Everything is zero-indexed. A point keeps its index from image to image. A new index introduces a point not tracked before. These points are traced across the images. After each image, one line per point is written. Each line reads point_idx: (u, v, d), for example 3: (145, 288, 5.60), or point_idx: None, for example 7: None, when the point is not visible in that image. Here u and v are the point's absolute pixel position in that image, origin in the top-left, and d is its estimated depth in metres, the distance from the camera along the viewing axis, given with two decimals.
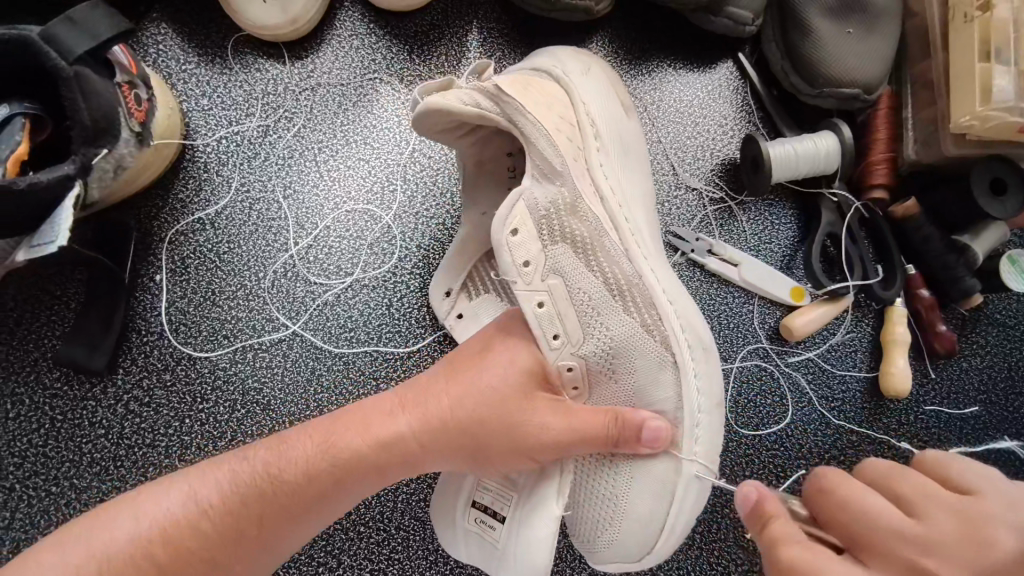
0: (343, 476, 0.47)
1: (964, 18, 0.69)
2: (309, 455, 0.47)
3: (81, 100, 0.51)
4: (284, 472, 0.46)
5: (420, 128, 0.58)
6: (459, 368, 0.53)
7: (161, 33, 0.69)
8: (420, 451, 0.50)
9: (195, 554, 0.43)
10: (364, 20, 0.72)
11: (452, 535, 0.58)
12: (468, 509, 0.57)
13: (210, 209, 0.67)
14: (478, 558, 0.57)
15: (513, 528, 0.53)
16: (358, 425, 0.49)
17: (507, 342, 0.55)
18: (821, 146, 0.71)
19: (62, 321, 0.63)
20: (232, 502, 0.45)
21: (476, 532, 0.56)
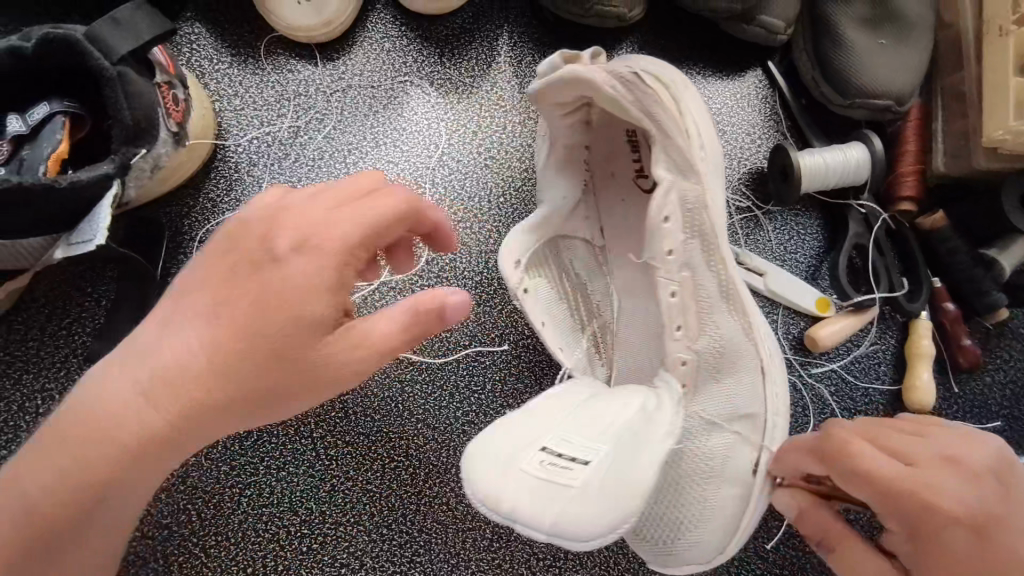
0: (220, 386, 0.44)
1: (999, 32, 0.68)
2: (166, 368, 0.44)
3: (123, 101, 0.52)
4: (166, 386, 0.44)
5: (544, 100, 0.59)
6: (284, 246, 0.45)
7: (194, 33, 0.69)
8: (297, 331, 0.44)
9: (102, 482, 0.44)
10: (396, 23, 0.73)
11: (496, 480, 0.44)
12: (528, 458, 0.46)
13: (240, 209, 0.68)
14: (526, 522, 0.44)
15: (585, 486, 0.45)
16: (160, 337, 0.45)
17: (315, 212, 0.47)
18: (851, 157, 0.71)
19: (93, 319, 0.64)
20: (125, 433, 0.44)
21: (535, 486, 0.44)
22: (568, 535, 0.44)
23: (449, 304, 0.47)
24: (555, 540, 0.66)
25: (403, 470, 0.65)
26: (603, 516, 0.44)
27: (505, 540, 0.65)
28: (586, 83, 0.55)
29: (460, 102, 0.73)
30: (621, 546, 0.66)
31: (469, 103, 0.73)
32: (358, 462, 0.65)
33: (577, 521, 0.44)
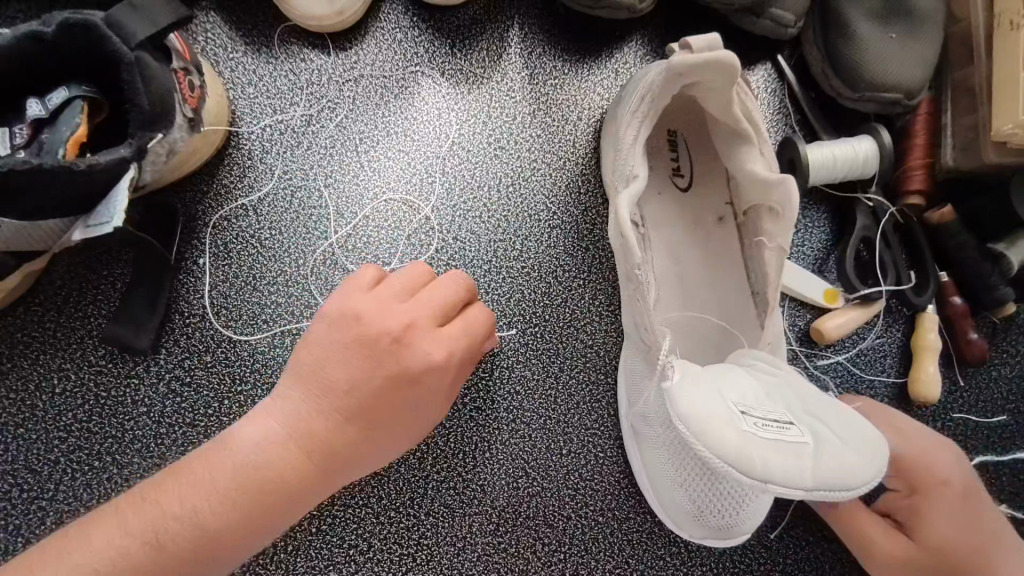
0: (358, 438, 0.51)
1: (1010, 25, 0.68)
2: (317, 425, 0.50)
3: (140, 84, 0.53)
4: (310, 439, 0.50)
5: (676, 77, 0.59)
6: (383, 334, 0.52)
7: (209, 21, 0.70)
8: (416, 408, 0.53)
9: (221, 532, 0.46)
10: (408, 14, 0.73)
11: (735, 439, 0.48)
12: (743, 422, 0.50)
13: (252, 196, 0.68)
14: (787, 479, 0.48)
15: (811, 437, 0.51)
16: (316, 400, 0.51)
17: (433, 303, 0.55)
18: (859, 150, 0.71)
19: (108, 301, 0.65)
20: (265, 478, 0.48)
21: (786, 448, 0.49)
22: (827, 488, 0.49)
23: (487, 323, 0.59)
24: (560, 525, 0.66)
25: (412, 455, 0.66)
26: (861, 469, 0.50)
27: (511, 524, 0.66)
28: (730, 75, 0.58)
29: (473, 93, 0.74)
30: (625, 531, 0.67)
31: (481, 93, 0.74)
32: None
33: (833, 472, 0.49)
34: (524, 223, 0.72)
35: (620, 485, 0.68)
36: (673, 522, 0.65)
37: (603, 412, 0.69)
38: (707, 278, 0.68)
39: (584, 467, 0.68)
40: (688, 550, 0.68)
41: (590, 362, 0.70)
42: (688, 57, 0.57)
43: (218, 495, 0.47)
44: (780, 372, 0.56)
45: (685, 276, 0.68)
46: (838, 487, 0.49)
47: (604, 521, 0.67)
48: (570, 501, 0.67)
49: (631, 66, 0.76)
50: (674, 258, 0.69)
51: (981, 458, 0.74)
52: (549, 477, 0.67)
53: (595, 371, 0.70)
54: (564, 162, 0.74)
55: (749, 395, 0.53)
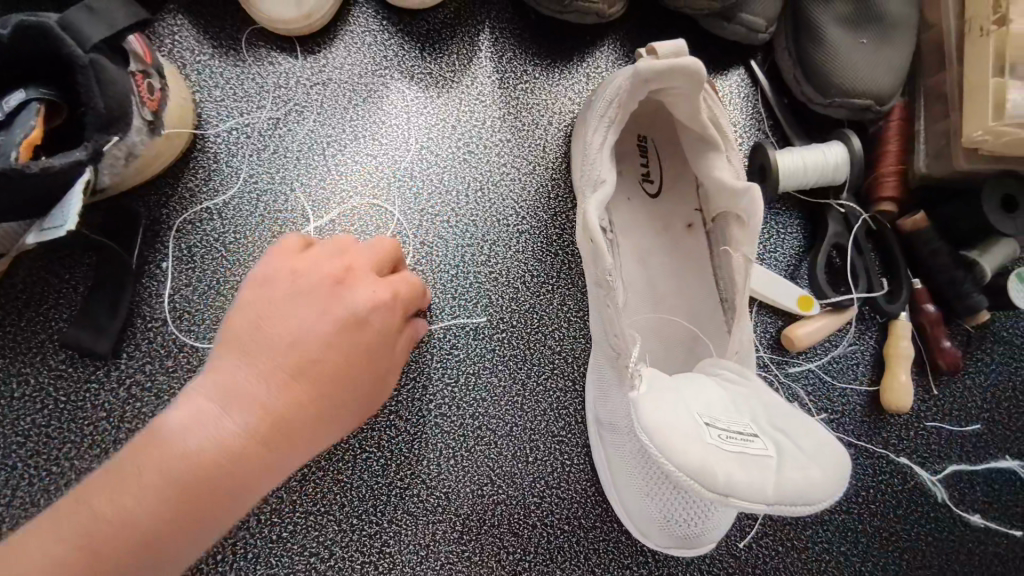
0: (299, 398, 0.47)
1: (980, 32, 0.68)
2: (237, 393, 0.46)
3: (95, 89, 0.52)
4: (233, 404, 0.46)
5: (642, 84, 0.58)
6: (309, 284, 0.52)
7: (177, 24, 0.70)
8: (368, 357, 0.51)
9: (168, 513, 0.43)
10: (377, 17, 0.73)
11: (699, 453, 0.47)
12: (706, 435, 0.49)
13: (218, 199, 0.68)
14: (750, 493, 0.46)
15: (773, 451, 0.49)
16: (229, 371, 0.47)
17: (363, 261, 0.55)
18: (829, 156, 0.71)
19: (69, 305, 0.65)
20: (194, 457, 0.44)
21: (748, 462, 0.48)
22: (791, 504, 0.47)
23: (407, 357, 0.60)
24: (526, 533, 0.66)
25: (375, 462, 0.65)
26: (830, 482, 0.47)
27: (475, 533, 0.65)
28: (697, 77, 0.57)
29: (442, 96, 0.73)
30: (591, 540, 0.67)
31: (450, 97, 0.73)
32: (329, 453, 0.65)
33: (797, 486, 0.47)
34: (493, 228, 0.71)
35: (586, 493, 0.67)
36: (640, 532, 0.64)
37: (570, 420, 0.68)
38: (675, 285, 0.68)
39: (550, 475, 0.67)
40: (654, 558, 0.67)
41: (558, 369, 0.69)
42: (655, 62, 0.57)
43: (149, 485, 0.43)
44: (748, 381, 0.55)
45: (654, 284, 0.68)
46: (802, 503, 0.46)
47: (571, 529, 0.66)
48: (535, 509, 0.66)
49: (602, 71, 0.76)
50: (644, 265, 0.68)
51: (953, 467, 0.73)
52: (515, 485, 0.66)
53: (562, 378, 0.69)
54: (534, 167, 0.73)
55: (712, 409, 0.52)
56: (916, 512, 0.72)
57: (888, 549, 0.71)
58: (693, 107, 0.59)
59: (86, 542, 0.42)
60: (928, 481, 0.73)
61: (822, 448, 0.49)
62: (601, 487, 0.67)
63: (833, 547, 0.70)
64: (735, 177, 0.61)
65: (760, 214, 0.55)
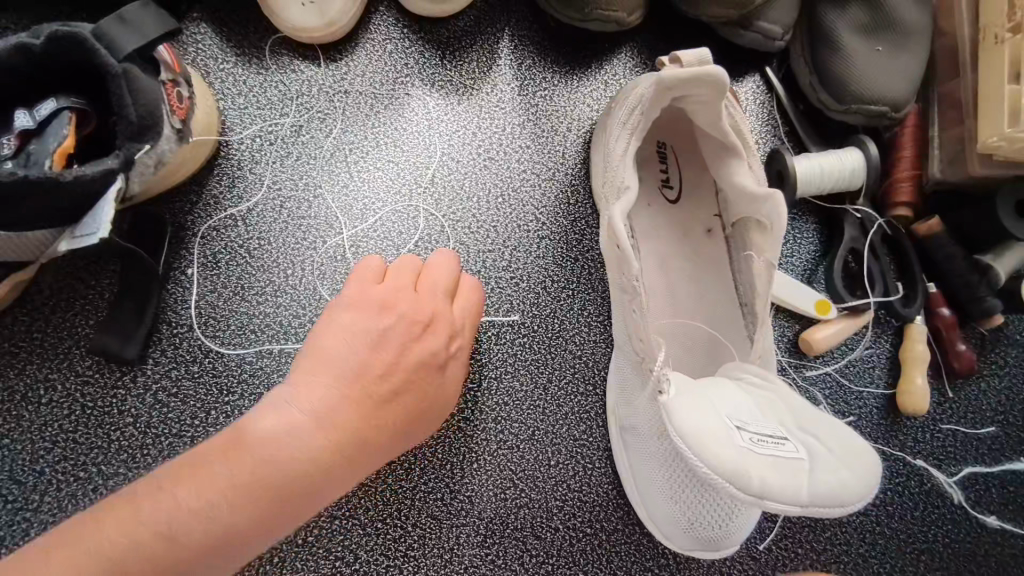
0: (369, 420, 0.49)
1: (995, 40, 0.69)
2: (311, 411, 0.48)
3: (128, 96, 0.53)
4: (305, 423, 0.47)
5: (666, 92, 0.59)
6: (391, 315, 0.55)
7: (201, 32, 0.70)
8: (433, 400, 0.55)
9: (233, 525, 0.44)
10: (398, 25, 0.74)
11: (732, 456, 0.48)
12: (738, 438, 0.49)
13: (242, 206, 0.69)
14: (784, 494, 0.47)
15: (803, 453, 0.50)
16: (305, 387, 0.49)
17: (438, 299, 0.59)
18: (846, 162, 0.72)
19: (95, 311, 0.65)
20: (266, 470, 0.45)
21: (780, 465, 0.48)
22: (824, 504, 0.48)
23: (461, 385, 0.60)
24: (549, 537, 0.66)
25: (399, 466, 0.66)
26: (861, 483, 0.48)
27: (499, 536, 0.65)
28: (721, 86, 0.58)
29: (463, 103, 0.74)
30: (613, 543, 0.67)
31: (470, 103, 0.74)
32: None
33: (828, 486, 0.48)
34: (514, 234, 0.72)
35: (608, 496, 0.68)
36: (663, 536, 0.65)
37: (591, 424, 0.69)
38: (694, 289, 0.68)
39: (572, 479, 0.68)
40: (676, 561, 0.68)
41: (579, 373, 0.70)
42: (680, 70, 0.57)
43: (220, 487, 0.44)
44: (772, 384, 0.55)
45: (674, 288, 0.68)
46: (834, 504, 0.47)
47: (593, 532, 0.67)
48: (558, 512, 0.67)
49: (620, 77, 0.77)
50: (664, 269, 0.69)
51: (969, 469, 0.74)
52: (538, 488, 0.67)
53: (583, 382, 0.70)
54: (554, 173, 0.74)
55: (741, 413, 0.52)
56: (933, 513, 0.73)
57: (906, 550, 0.71)
58: (716, 115, 0.60)
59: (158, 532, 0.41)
60: (945, 483, 0.73)
61: (851, 451, 0.50)
62: (623, 490, 0.68)
63: (851, 549, 0.71)
64: (757, 182, 0.62)
65: (783, 220, 0.56)
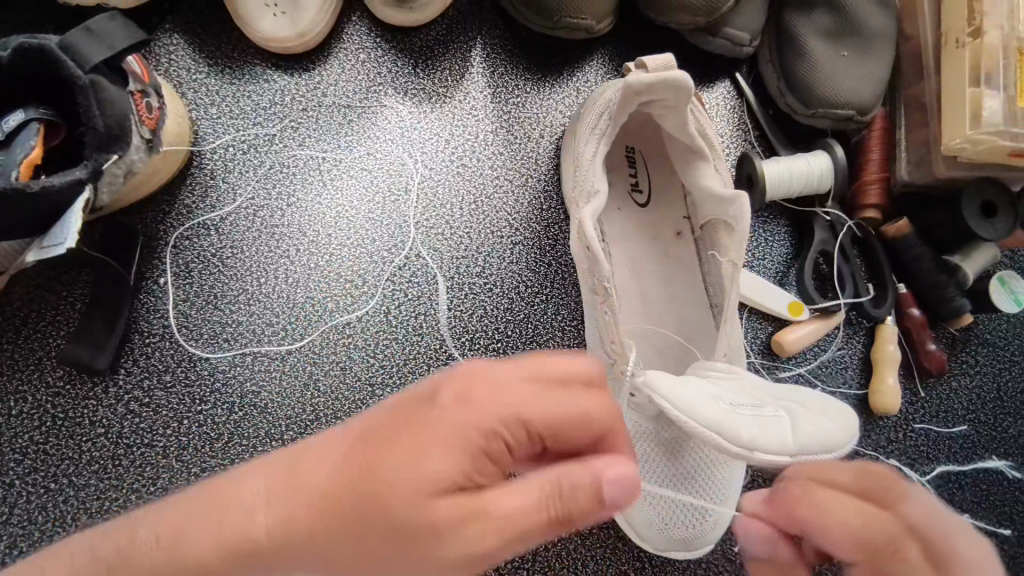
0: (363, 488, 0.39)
1: (956, 44, 0.71)
2: (315, 491, 0.39)
3: (95, 107, 0.53)
4: (299, 496, 0.39)
5: (634, 98, 0.60)
6: (447, 391, 0.42)
7: (173, 43, 0.71)
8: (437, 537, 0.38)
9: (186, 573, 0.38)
10: (371, 34, 0.75)
11: (718, 413, 0.49)
12: (722, 401, 0.51)
13: (215, 215, 0.69)
14: (773, 446, 0.49)
15: (783, 411, 0.52)
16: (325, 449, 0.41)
17: (508, 376, 0.43)
18: (814, 165, 0.72)
19: (67, 322, 0.65)
20: (229, 539, 0.38)
21: (765, 420, 0.51)
22: (810, 455, 0.50)
23: (603, 495, 0.40)
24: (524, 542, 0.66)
25: None
26: (840, 430, 0.51)
27: None
28: (687, 90, 0.59)
29: (436, 112, 0.75)
30: (588, 548, 0.67)
31: (443, 112, 0.75)
32: None
33: (813, 435, 0.50)
34: (487, 240, 0.72)
35: None
36: (638, 536, 0.65)
37: None
38: (664, 291, 0.69)
39: None
40: (652, 565, 0.68)
41: None
42: (644, 76, 0.58)
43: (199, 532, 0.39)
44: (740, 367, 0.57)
45: (643, 291, 0.69)
46: (821, 451, 0.50)
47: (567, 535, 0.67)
48: None
49: (591, 84, 0.77)
50: (634, 272, 0.70)
51: (942, 468, 0.75)
52: None
53: None
54: (527, 179, 0.75)
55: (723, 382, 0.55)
56: None
57: None
58: (682, 120, 0.61)
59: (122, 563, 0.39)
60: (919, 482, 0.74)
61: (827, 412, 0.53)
62: None
63: None
64: (722, 185, 0.63)
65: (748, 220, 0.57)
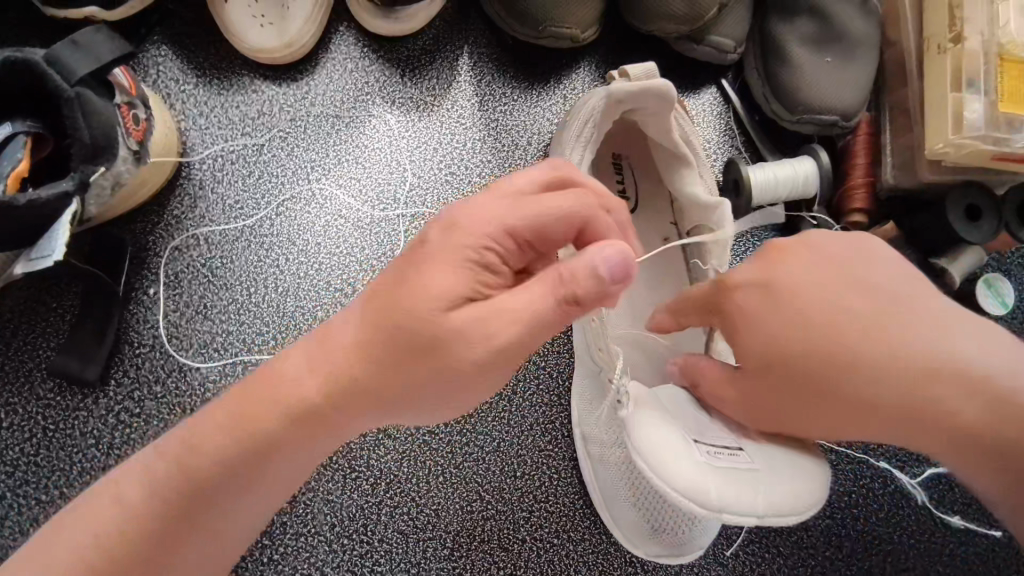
0: (379, 346, 0.46)
1: (937, 49, 0.71)
2: (334, 344, 0.47)
3: (82, 119, 0.53)
4: (335, 358, 0.46)
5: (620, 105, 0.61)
6: (444, 228, 0.47)
7: (161, 55, 0.71)
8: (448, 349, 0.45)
9: (252, 447, 0.47)
10: (358, 44, 0.75)
11: (690, 473, 0.47)
12: (697, 454, 0.49)
13: (204, 225, 0.69)
14: (739, 511, 0.47)
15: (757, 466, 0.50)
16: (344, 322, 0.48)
17: (494, 202, 0.48)
18: (800, 170, 0.73)
19: (57, 334, 0.65)
20: (287, 400, 0.47)
21: (738, 479, 0.48)
22: (776, 516, 0.48)
23: (600, 274, 0.45)
24: (515, 548, 0.66)
25: (364, 481, 0.66)
26: (805, 490, 0.49)
27: (466, 548, 0.66)
28: (671, 97, 0.59)
29: (423, 120, 0.75)
30: (580, 553, 0.67)
31: (431, 120, 0.75)
32: (319, 473, 0.65)
33: (779, 498, 0.48)
34: None
35: (574, 506, 0.68)
36: (628, 541, 0.66)
37: (556, 433, 0.70)
38: (651, 295, 0.69)
39: (538, 490, 0.68)
40: (644, 570, 0.68)
41: (543, 384, 0.71)
42: (628, 84, 0.59)
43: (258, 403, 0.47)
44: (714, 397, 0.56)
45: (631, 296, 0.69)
46: (786, 516, 0.48)
47: (559, 541, 0.67)
48: (524, 524, 0.67)
49: (578, 92, 0.78)
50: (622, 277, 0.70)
51: (933, 471, 0.75)
52: (504, 500, 0.67)
53: (548, 393, 0.71)
54: None
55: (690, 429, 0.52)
56: (898, 515, 0.73)
57: (871, 552, 0.72)
58: (665, 127, 0.61)
59: (190, 459, 0.47)
60: (909, 485, 0.74)
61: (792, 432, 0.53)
62: (588, 500, 0.68)
63: (817, 553, 0.71)
64: (705, 190, 0.64)
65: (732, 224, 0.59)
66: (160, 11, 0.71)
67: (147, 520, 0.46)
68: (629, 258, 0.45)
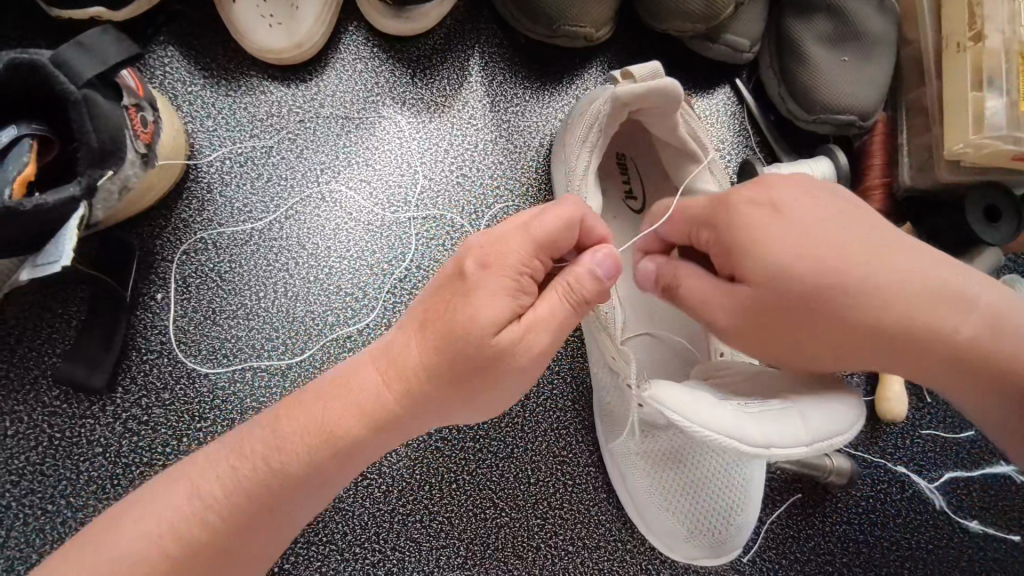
0: (440, 364, 0.47)
1: (957, 48, 0.70)
2: (395, 363, 0.49)
3: (89, 122, 0.52)
4: (407, 375, 0.48)
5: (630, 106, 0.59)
6: (472, 265, 0.48)
7: (167, 56, 0.70)
8: (497, 367, 0.47)
9: (318, 468, 0.48)
10: (368, 44, 0.74)
11: (724, 418, 0.48)
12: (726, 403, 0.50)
13: (212, 229, 0.68)
14: (785, 443, 0.48)
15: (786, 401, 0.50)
16: (401, 341, 0.49)
17: (508, 232, 0.49)
18: (817, 171, 0.72)
19: (63, 340, 0.64)
20: (366, 415, 0.48)
21: (770, 414, 0.49)
22: (824, 440, 0.48)
23: (599, 276, 0.49)
24: (530, 556, 0.65)
25: (376, 489, 0.65)
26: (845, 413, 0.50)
27: (479, 557, 0.64)
28: (676, 97, 0.58)
29: (434, 121, 0.74)
30: (596, 560, 0.66)
31: (442, 121, 0.74)
32: None
33: (822, 420, 0.49)
34: None
35: (588, 513, 0.67)
36: (664, 546, 0.65)
37: (570, 438, 0.69)
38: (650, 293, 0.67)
39: (553, 497, 0.67)
40: None
41: (557, 390, 0.70)
42: (632, 86, 0.58)
43: (321, 416, 0.49)
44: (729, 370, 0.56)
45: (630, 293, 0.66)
46: (833, 440, 0.48)
47: (574, 548, 0.66)
48: (539, 531, 0.66)
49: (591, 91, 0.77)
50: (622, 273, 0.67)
51: (950, 475, 0.74)
52: (518, 507, 0.66)
53: (562, 399, 0.70)
54: (526, 188, 0.74)
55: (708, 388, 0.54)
56: (916, 520, 0.73)
57: (889, 558, 0.71)
58: (671, 127, 0.60)
59: (241, 480, 0.48)
60: (927, 490, 0.73)
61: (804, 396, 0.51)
62: (603, 505, 0.67)
63: (836, 559, 0.70)
64: (716, 188, 0.62)
65: None
66: (167, 11, 0.70)
67: (229, 526, 0.47)
68: (614, 254, 0.50)
